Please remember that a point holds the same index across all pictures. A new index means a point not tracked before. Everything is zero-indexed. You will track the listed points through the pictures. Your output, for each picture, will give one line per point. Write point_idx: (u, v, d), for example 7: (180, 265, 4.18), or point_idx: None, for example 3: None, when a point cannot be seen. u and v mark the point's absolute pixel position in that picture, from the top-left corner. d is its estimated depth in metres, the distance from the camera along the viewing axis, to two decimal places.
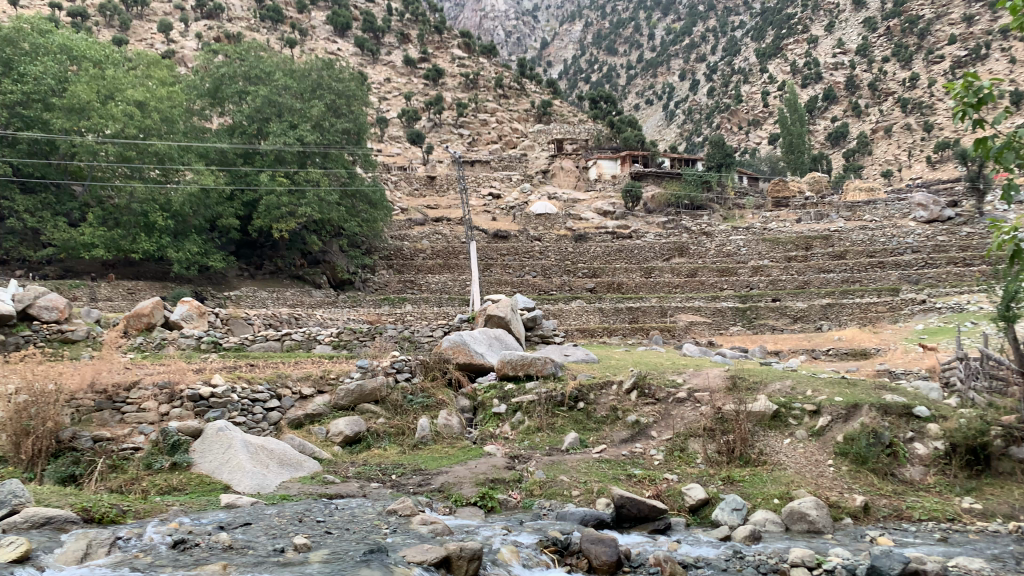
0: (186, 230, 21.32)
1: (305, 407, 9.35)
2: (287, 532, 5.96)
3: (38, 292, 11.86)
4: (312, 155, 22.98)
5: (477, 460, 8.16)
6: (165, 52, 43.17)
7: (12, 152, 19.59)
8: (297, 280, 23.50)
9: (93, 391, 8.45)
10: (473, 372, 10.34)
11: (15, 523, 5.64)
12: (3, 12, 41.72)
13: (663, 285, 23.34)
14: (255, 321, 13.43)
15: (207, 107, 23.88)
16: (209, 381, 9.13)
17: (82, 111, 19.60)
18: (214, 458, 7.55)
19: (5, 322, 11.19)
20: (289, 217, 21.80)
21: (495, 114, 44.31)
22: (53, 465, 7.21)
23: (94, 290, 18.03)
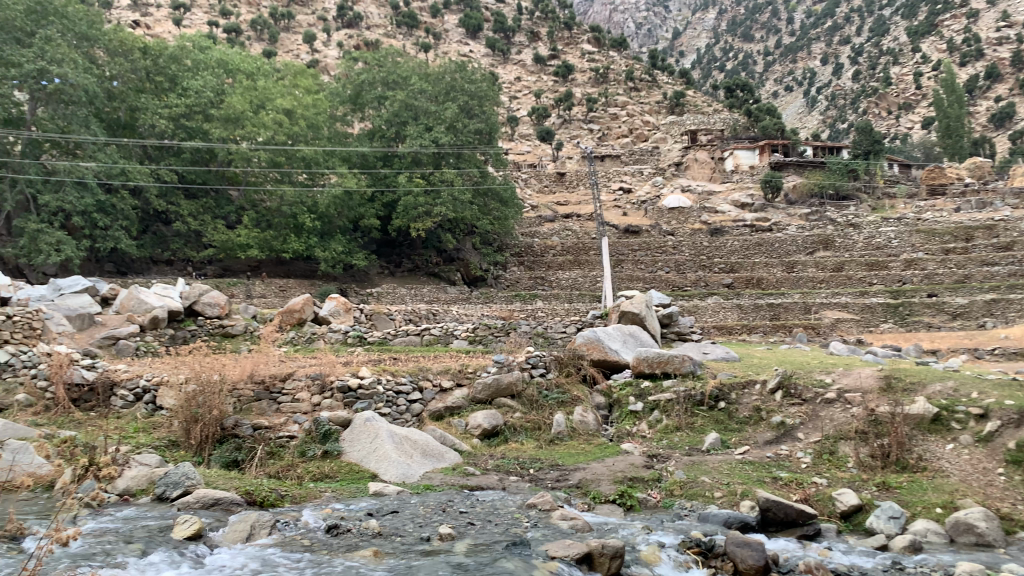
0: (331, 231, 22.35)
1: (445, 400, 9.56)
2: (433, 522, 6.13)
3: (202, 290, 12.87)
4: (447, 155, 23.37)
5: (614, 458, 8.09)
6: (309, 61, 45.59)
7: (177, 160, 21.55)
8: (432, 278, 24.05)
9: (252, 382, 9.06)
10: (609, 369, 10.25)
11: (188, 503, 6.17)
12: (169, 32, 45.57)
13: (806, 280, 22.34)
14: (397, 317, 13.92)
15: (349, 112, 24.95)
16: (356, 373, 9.56)
17: (237, 120, 21.36)
18: (363, 447, 7.89)
19: (173, 317, 12.32)
20: (426, 217, 22.33)
21: (626, 107, 43.76)
22: (219, 451, 7.79)
23: (250, 288, 19.31)
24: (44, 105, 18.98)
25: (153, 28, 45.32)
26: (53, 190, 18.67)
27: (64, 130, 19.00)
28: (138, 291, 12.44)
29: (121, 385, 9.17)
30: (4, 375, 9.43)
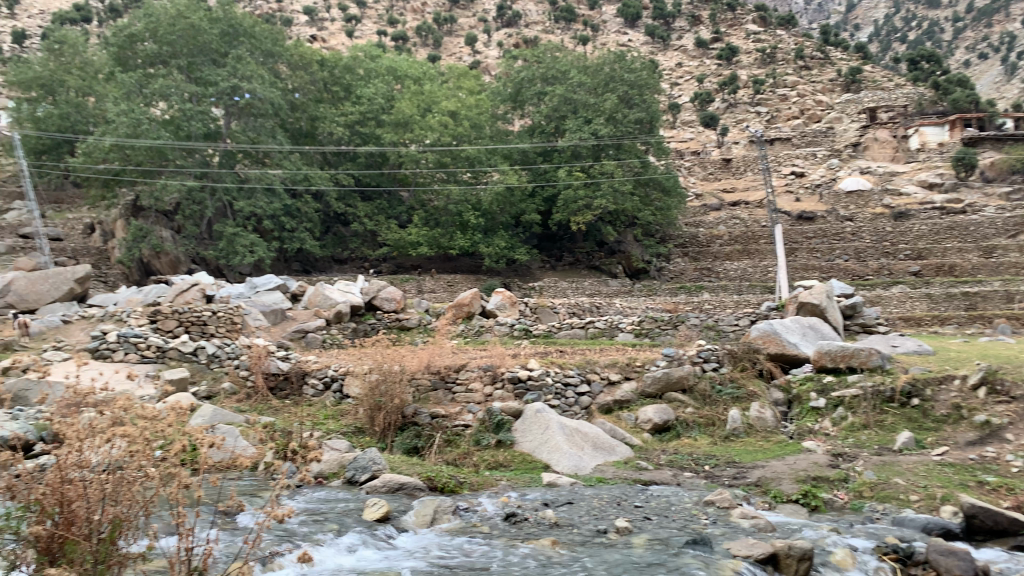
0: (495, 227, 22.73)
1: (614, 393, 9.50)
2: (609, 515, 6.11)
3: (380, 286, 13.57)
4: (607, 147, 23.15)
5: (795, 456, 7.71)
6: (471, 62, 46.87)
7: (354, 164, 23.18)
8: (594, 271, 23.94)
9: (429, 372, 9.45)
10: (787, 363, 9.78)
11: (376, 487, 6.52)
12: (343, 44, 48.50)
13: (1007, 266, 20.23)
14: (561, 310, 14.03)
15: (510, 110, 25.30)
16: (525, 365, 9.71)
17: (406, 124, 22.53)
18: (535, 438, 7.99)
19: (354, 311, 13.10)
20: (586, 209, 22.30)
21: (796, 88, 41.54)
22: (400, 438, 8.22)
23: (421, 283, 20.16)
24: (236, 119, 20.78)
25: (329, 41, 48.37)
26: (246, 197, 20.37)
27: (254, 141, 20.60)
28: (323, 287, 13.31)
29: (312, 374, 9.87)
30: (212, 365, 10.42)
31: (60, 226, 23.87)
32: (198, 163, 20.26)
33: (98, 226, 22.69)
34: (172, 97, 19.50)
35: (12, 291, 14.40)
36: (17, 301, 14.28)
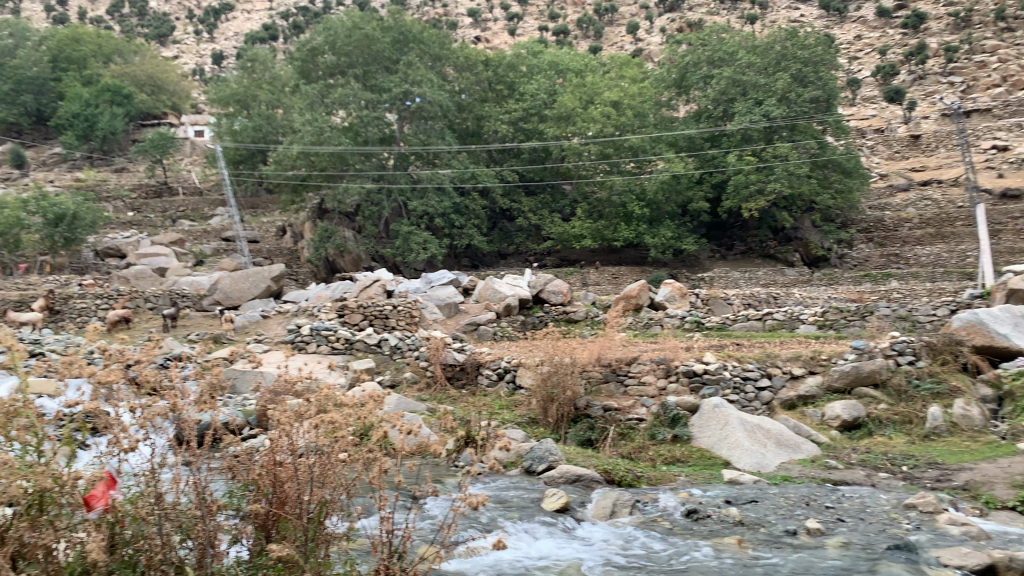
0: (660, 217, 22.33)
1: (797, 388, 9.03)
2: (797, 515, 5.81)
3: (548, 279, 13.70)
4: (780, 129, 21.98)
5: (1009, 459, 6.97)
6: (634, 51, 46.21)
7: (518, 161, 23.42)
8: (768, 260, 22.98)
9: (601, 364, 9.41)
10: (995, 357, 8.94)
11: (553, 478, 6.59)
12: (505, 43, 49.39)
13: None
14: (735, 301, 13.57)
15: (675, 96, 24.63)
16: (701, 358, 9.44)
17: (569, 118, 22.50)
18: (713, 434, 7.74)
19: (523, 304, 13.32)
20: (758, 195, 21.37)
21: (997, 52, 37.53)
22: (574, 429, 8.27)
23: (586, 276, 20.15)
24: (409, 123, 21.67)
25: (492, 40, 49.46)
26: (419, 197, 21.27)
27: (425, 143, 21.41)
28: (493, 282, 13.61)
29: (486, 365, 10.10)
30: (394, 356, 10.99)
31: (257, 229, 26.04)
32: (375, 166, 21.40)
33: (289, 229, 24.55)
34: (351, 105, 20.76)
35: (218, 289, 15.90)
36: (224, 299, 15.76)
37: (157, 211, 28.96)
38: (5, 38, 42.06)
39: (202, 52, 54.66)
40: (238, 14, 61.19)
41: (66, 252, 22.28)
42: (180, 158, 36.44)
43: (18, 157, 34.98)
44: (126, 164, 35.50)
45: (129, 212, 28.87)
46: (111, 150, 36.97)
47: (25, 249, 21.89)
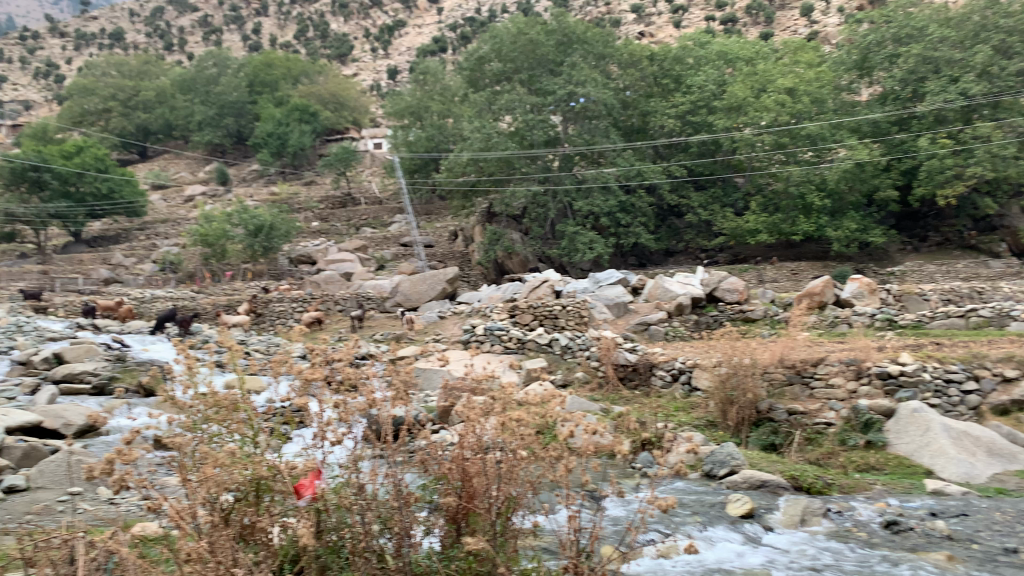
0: (843, 208, 20.99)
1: (1010, 392, 8.16)
2: (1017, 532, 5.25)
3: (722, 277, 13.31)
4: (980, 108, 19.91)
5: None
6: (809, 35, 43.80)
7: (687, 156, 22.91)
8: (968, 252, 21.07)
9: (784, 366, 9.04)
10: None
11: (736, 483, 6.39)
12: (671, 36, 48.45)
13: None
14: (933, 297, 12.50)
15: (856, 79, 23.12)
16: (896, 359, 8.78)
17: (740, 108, 21.80)
18: (913, 440, 7.18)
19: (696, 303, 13.01)
20: (956, 181, 19.61)
21: None
22: (756, 433, 7.96)
23: (762, 273, 19.34)
24: (574, 123, 21.76)
25: (657, 35, 48.70)
26: (585, 197, 21.32)
27: (590, 143, 21.40)
28: (664, 280, 13.44)
29: (659, 366, 9.93)
30: (565, 355, 11.06)
31: (432, 234, 27.19)
32: (540, 169, 21.67)
33: (461, 232, 25.43)
34: (517, 110, 21.24)
35: (399, 291, 16.74)
36: (404, 300, 16.57)
37: (342, 220, 30.96)
38: (211, 68, 46.76)
39: (378, 68, 57.90)
40: (410, 29, 64.19)
41: (264, 259, 24.41)
42: (361, 169, 38.74)
43: (223, 176, 38.70)
44: (315, 177, 38.29)
45: (318, 221, 31.08)
46: (301, 164, 40.01)
47: (230, 257, 24.22)
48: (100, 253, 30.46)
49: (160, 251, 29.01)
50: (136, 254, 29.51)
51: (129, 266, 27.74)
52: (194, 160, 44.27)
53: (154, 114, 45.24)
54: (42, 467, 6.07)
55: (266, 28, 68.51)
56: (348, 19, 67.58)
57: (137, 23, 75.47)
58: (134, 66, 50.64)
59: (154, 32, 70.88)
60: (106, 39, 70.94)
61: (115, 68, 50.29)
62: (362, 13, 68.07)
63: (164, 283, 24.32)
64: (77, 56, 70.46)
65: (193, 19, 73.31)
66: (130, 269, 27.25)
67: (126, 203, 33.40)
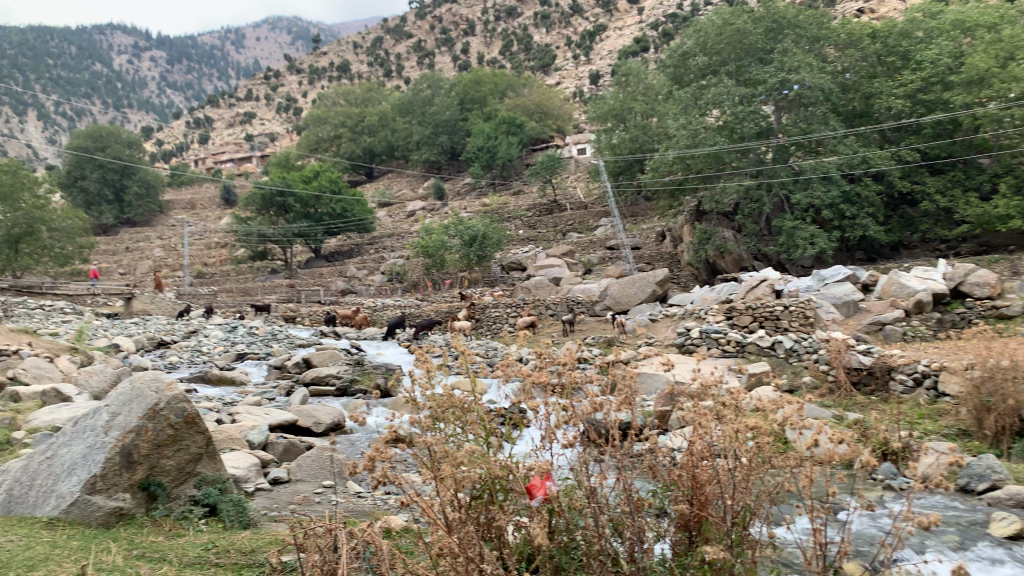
0: None
1: None
2: None
3: (969, 269, 11.98)
4: None
5: None
6: None
7: (919, 138, 20.85)
8: None
9: None
10: None
11: (1001, 499, 5.70)
12: (895, 8, 44.44)
13: None
14: None
15: None
16: None
17: (982, 80, 19.29)
18: None
19: (938, 300, 11.79)
20: None
21: None
22: (1020, 445, 7.05)
23: (1016, 264, 17.20)
24: (788, 112, 20.77)
25: (878, 10, 44.94)
26: (803, 188, 20.04)
27: (807, 131, 20.11)
28: (899, 276, 12.44)
29: (898, 369, 9.09)
30: (790, 359, 10.50)
31: (639, 236, 26.99)
32: (754, 162, 20.70)
33: (669, 233, 25.03)
34: (725, 103, 20.59)
35: (609, 294, 16.74)
36: (614, 304, 16.54)
37: (550, 226, 31.61)
38: (426, 89, 49.74)
39: (581, 74, 58.62)
40: (611, 32, 64.31)
41: (479, 268, 25.47)
42: (567, 175, 39.30)
43: (440, 190, 40.97)
44: (523, 185, 39.34)
45: (527, 229, 32.02)
46: (510, 175, 41.38)
47: (449, 266, 25.64)
48: (336, 266, 33.52)
49: (387, 263, 31.32)
50: (366, 266, 32.11)
51: (360, 278, 30.28)
52: (414, 176, 47.18)
53: (378, 137, 49.08)
54: (300, 462, 6.76)
55: (473, 46, 71.83)
56: (550, 29, 69.13)
57: (361, 54, 82.38)
58: (360, 94, 55.31)
59: (375, 61, 76.91)
60: (335, 72, 78.09)
61: (343, 98, 55.26)
62: (564, 22, 69.40)
63: (391, 292, 26.26)
64: (312, 89, 78.20)
65: (408, 45, 78.60)
66: (362, 280, 29.74)
67: (357, 220, 36.21)
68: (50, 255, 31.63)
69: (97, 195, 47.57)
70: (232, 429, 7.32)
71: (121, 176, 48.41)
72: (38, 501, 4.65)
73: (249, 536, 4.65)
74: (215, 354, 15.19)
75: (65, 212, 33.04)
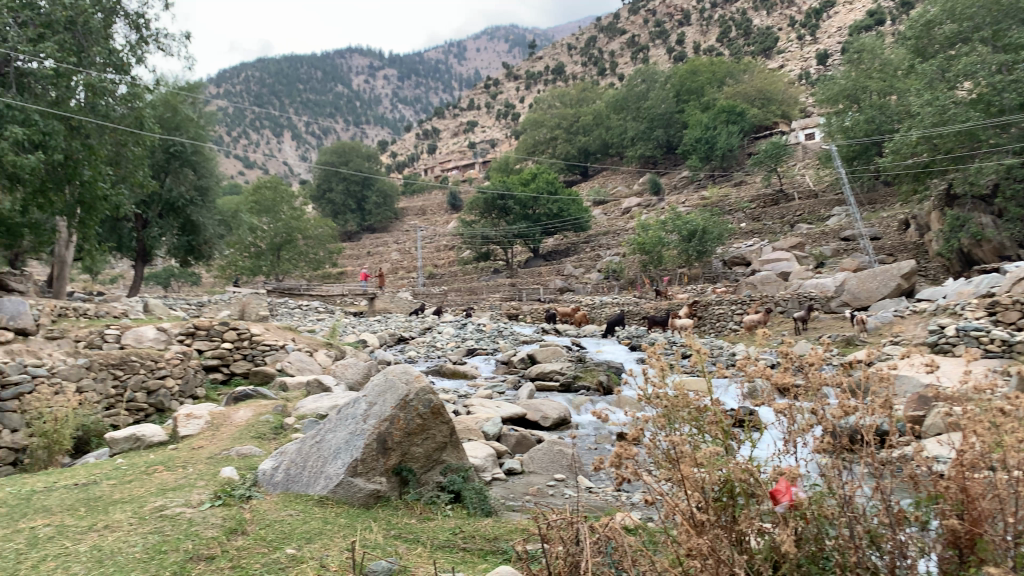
0: None
1: None
2: None
3: None
4: None
5: None
6: None
7: None
8: None
9: None
10: None
11: None
12: None
13: None
14: None
15: None
16: None
17: None
18: None
19: None
20: None
21: None
22: None
23: None
24: None
25: None
26: None
27: None
28: None
29: None
30: None
31: (878, 226, 24.88)
32: (1016, 138, 17.92)
33: (914, 221, 22.86)
34: (979, 73, 18.49)
35: (846, 290, 15.61)
36: (852, 300, 15.38)
37: (776, 218, 30.15)
38: (641, 84, 49.33)
39: (807, 55, 55.14)
40: (841, 7, 59.82)
41: (699, 263, 24.82)
42: (794, 163, 37.07)
43: (656, 185, 40.40)
44: (745, 176, 37.70)
45: (751, 222, 30.84)
46: (731, 166, 39.94)
47: (667, 263, 25.29)
48: (555, 265, 34.29)
49: (603, 261, 31.54)
50: (584, 264, 32.53)
51: (578, 276, 30.73)
52: (630, 173, 47.12)
53: (593, 136, 49.66)
54: (533, 455, 6.98)
55: (689, 36, 70.14)
56: (772, 11, 65.84)
57: (575, 55, 83.54)
58: (575, 94, 56.21)
59: (590, 61, 77.69)
60: (551, 75, 80.07)
61: (559, 100, 56.48)
62: (786, 2, 65.74)
63: (609, 290, 26.50)
64: (529, 94, 80.70)
65: (622, 42, 78.49)
66: (580, 278, 30.23)
67: (573, 219, 36.59)
68: (305, 260, 35.35)
69: (342, 206, 52.53)
70: (469, 420, 7.74)
71: (362, 187, 53.10)
72: (311, 480, 5.17)
73: (491, 523, 4.88)
74: (448, 349, 16.15)
75: (317, 221, 36.85)
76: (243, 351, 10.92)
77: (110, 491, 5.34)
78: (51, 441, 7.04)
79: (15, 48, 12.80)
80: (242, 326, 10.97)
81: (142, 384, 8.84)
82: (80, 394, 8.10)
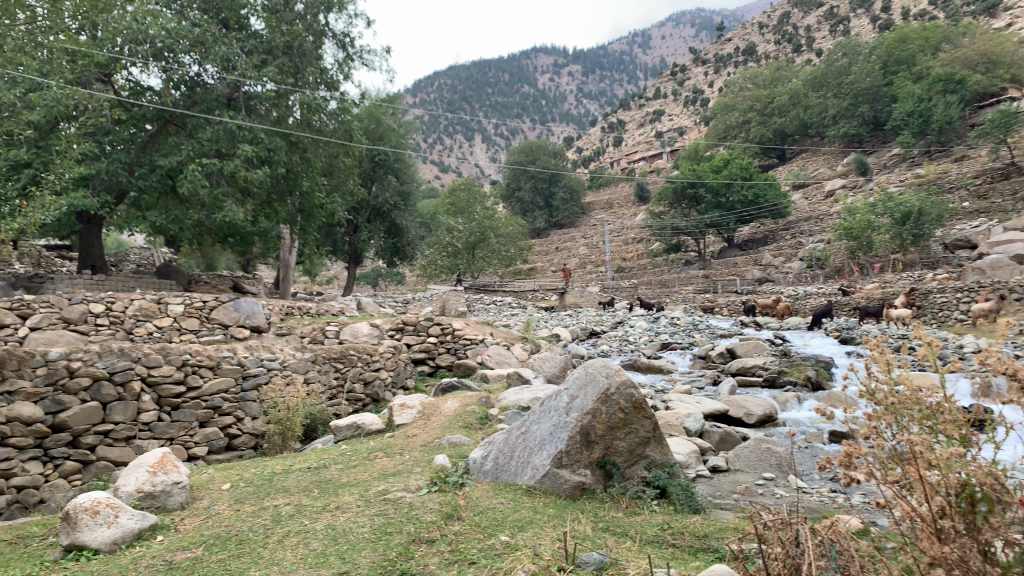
0: None
1: None
2: None
3: None
4: None
5: None
6: None
7: None
8: None
9: None
10: None
11: None
12: None
13: None
14: None
15: None
16: None
17: None
18: None
19: None
20: None
21: None
22: None
23: None
24: None
25: None
26: None
27: None
28: None
29: None
30: None
31: None
32: None
33: None
34: None
35: None
36: None
37: (1006, 195, 27.08)
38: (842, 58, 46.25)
39: None
40: None
41: (915, 248, 22.83)
42: None
43: (863, 165, 37.70)
44: (967, 150, 34.10)
45: (975, 200, 28.05)
46: (951, 139, 36.34)
47: (878, 248, 23.53)
48: (752, 254, 32.99)
49: (804, 248, 29.97)
50: (783, 252, 31.04)
51: (777, 266, 29.40)
52: (832, 153, 44.39)
53: (790, 117, 47.24)
54: (738, 452, 6.75)
55: (897, 1, 64.61)
56: None
57: (767, 33, 79.58)
58: (769, 75, 53.65)
59: (784, 37, 73.74)
60: (742, 56, 77.02)
61: (751, 82, 54.21)
62: None
63: (813, 280, 25.16)
64: (718, 78, 78.13)
65: (819, 14, 73.69)
66: (780, 268, 28.90)
67: (770, 206, 34.59)
68: (498, 258, 36.55)
69: (531, 203, 53.89)
70: (670, 416, 7.62)
71: (550, 184, 54.10)
72: (518, 470, 5.33)
73: (699, 520, 4.75)
74: (642, 343, 16.00)
75: (509, 220, 37.98)
76: (447, 345, 11.48)
77: (339, 474, 5.82)
78: (285, 428, 7.80)
79: (242, 75, 14.15)
80: (445, 321, 11.52)
81: (359, 376, 9.63)
82: (308, 385, 8.83)
